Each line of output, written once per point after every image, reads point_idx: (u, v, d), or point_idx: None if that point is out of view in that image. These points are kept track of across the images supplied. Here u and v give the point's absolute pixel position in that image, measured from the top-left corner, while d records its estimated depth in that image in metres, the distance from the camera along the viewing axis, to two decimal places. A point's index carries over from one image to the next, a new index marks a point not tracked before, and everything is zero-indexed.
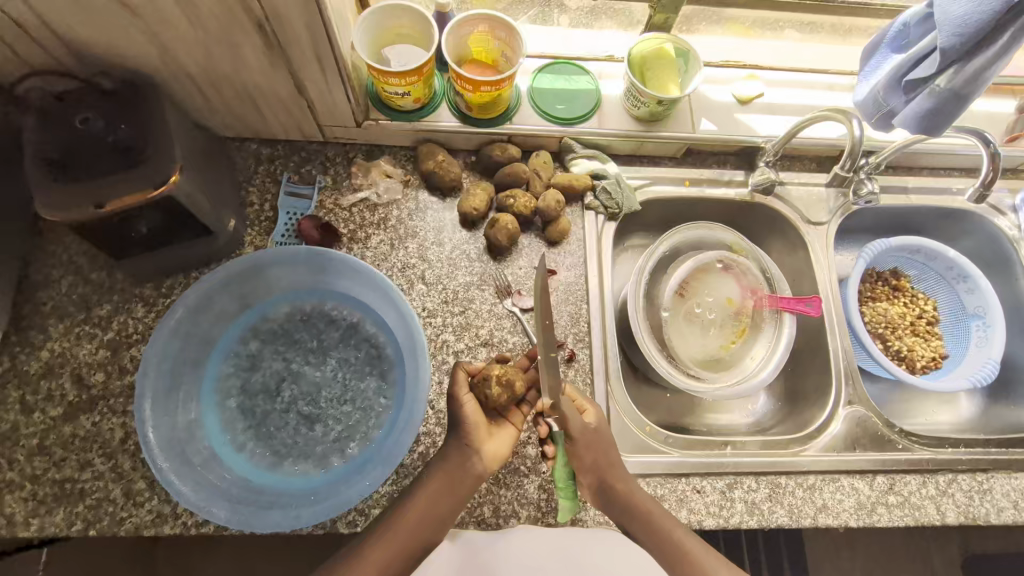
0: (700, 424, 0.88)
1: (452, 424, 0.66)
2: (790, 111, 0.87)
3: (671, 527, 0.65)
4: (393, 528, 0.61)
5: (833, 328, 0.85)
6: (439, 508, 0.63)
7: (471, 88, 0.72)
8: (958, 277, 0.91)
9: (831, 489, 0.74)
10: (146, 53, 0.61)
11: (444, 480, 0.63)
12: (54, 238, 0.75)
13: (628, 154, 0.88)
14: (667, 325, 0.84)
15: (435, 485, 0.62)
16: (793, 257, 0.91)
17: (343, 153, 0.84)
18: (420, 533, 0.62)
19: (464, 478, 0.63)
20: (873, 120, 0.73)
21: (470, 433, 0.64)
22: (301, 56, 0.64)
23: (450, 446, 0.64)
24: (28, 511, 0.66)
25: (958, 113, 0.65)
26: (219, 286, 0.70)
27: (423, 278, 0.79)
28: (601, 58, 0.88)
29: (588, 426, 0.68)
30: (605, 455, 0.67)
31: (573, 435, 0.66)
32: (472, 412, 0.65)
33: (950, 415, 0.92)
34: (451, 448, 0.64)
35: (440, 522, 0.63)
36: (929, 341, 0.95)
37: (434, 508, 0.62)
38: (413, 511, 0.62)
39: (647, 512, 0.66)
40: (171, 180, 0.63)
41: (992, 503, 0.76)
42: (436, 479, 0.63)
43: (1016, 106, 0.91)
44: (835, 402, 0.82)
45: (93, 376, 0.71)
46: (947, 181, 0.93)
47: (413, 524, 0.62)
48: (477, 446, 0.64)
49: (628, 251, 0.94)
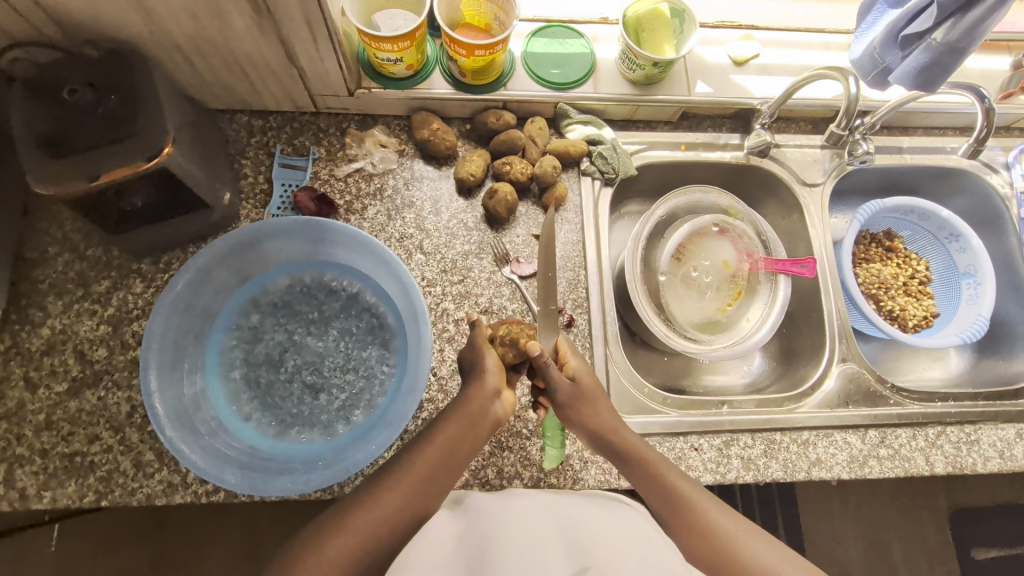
0: (698, 385, 0.90)
1: (472, 368, 0.65)
2: (785, 72, 0.87)
3: (672, 475, 0.63)
4: (410, 472, 0.58)
5: (827, 290, 0.86)
6: (457, 452, 0.61)
7: (464, 52, 0.71)
8: (950, 236, 0.92)
9: (825, 444, 0.76)
10: (131, 19, 0.59)
11: (464, 421, 0.61)
12: (47, 216, 0.75)
13: (624, 119, 0.87)
14: (664, 289, 0.85)
15: (454, 427, 0.61)
16: (788, 220, 0.92)
17: (337, 124, 0.83)
18: (436, 479, 0.59)
19: (483, 422, 0.62)
20: (869, 78, 0.73)
21: (491, 376, 0.63)
22: (290, 21, 0.63)
23: (470, 389, 0.63)
24: (39, 484, 0.67)
25: (954, 67, 0.65)
26: (218, 259, 0.70)
27: (421, 248, 0.79)
28: (595, 20, 0.87)
29: (580, 390, 0.66)
30: (599, 414, 0.65)
31: (561, 401, 0.66)
32: (492, 359, 0.64)
33: (940, 371, 0.94)
34: (470, 391, 0.63)
35: (456, 468, 0.61)
36: (921, 301, 0.96)
37: (452, 452, 0.60)
38: (429, 455, 0.60)
39: (644, 459, 0.64)
40: (165, 152, 0.62)
41: (979, 453, 0.78)
42: (456, 420, 0.61)
43: (1011, 63, 0.91)
44: (829, 360, 0.84)
45: (96, 352, 0.71)
46: (942, 140, 0.93)
47: (430, 469, 0.59)
48: (498, 391, 0.63)
49: (625, 217, 0.94)
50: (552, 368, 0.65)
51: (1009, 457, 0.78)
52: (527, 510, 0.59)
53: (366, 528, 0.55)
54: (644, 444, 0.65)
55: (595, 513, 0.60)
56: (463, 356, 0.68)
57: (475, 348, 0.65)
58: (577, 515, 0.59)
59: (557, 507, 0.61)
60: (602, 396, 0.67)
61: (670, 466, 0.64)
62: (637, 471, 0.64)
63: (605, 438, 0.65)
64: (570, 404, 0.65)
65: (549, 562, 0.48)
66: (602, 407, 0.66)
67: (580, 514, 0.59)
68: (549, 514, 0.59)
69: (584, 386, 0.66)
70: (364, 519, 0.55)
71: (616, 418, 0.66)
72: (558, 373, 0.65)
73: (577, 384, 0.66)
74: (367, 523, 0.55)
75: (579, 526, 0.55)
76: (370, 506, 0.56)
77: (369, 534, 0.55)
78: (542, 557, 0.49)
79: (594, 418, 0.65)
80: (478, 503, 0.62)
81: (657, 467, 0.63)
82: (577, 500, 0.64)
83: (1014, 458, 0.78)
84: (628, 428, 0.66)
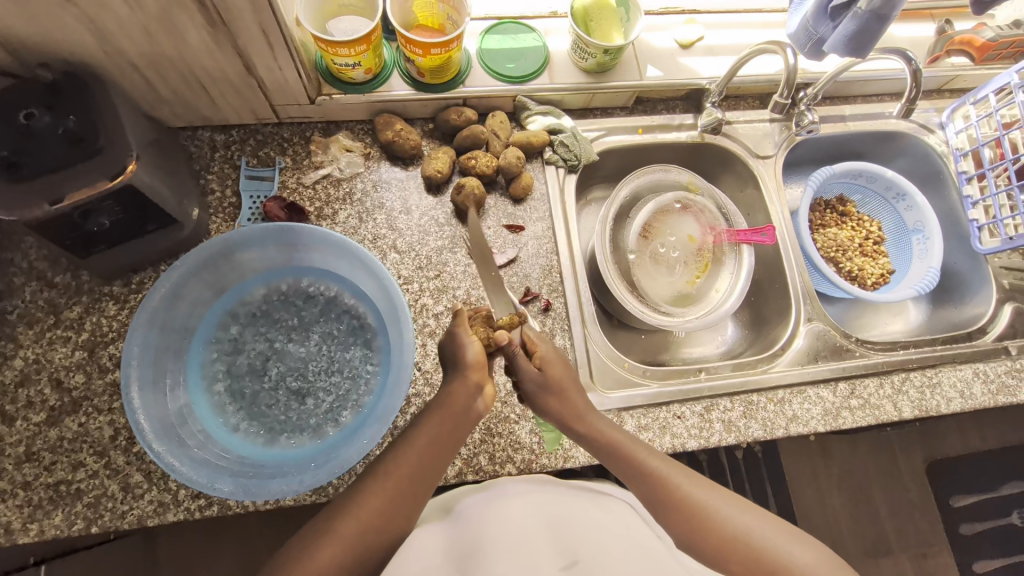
0: (676, 358, 0.93)
1: (454, 362, 0.64)
2: (729, 52, 0.91)
3: (638, 456, 0.65)
4: (395, 472, 0.59)
5: (788, 256, 0.91)
6: (439, 450, 0.61)
7: (421, 52, 0.73)
8: (897, 196, 0.98)
9: (800, 400, 0.79)
10: (84, 38, 0.60)
11: (447, 417, 0.61)
12: (10, 246, 0.73)
13: (582, 108, 0.90)
14: (635, 268, 0.88)
15: (434, 425, 0.61)
16: (745, 192, 0.97)
17: (300, 133, 0.84)
18: (421, 476, 0.60)
19: (467, 416, 0.63)
20: (806, 50, 0.78)
21: (474, 371, 0.63)
22: (244, 32, 0.63)
23: (452, 384, 0.63)
24: (24, 517, 0.65)
25: (882, 32, 0.70)
26: (192, 273, 0.70)
27: (395, 247, 0.80)
28: (545, 15, 0.89)
29: (546, 377, 0.66)
30: (567, 402, 0.66)
31: (530, 390, 0.67)
32: (474, 351, 0.63)
33: (902, 324, 0.99)
34: (450, 388, 0.63)
35: (439, 466, 0.61)
36: (877, 260, 1.01)
37: (437, 447, 0.61)
38: (411, 454, 0.60)
39: (615, 444, 0.65)
40: (129, 168, 0.62)
41: (942, 394, 0.82)
42: (438, 417, 0.61)
43: (935, 29, 0.97)
44: (796, 320, 0.88)
45: (73, 378, 0.70)
46: (881, 106, 0.98)
47: (412, 469, 0.60)
48: (481, 386, 0.63)
49: (592, 203, 0.98)
50: (520, 356, 0.67)
51: (969, 396, 0.82)
52: (516, 504, 0.62)
53: (357, 530, 0.56)
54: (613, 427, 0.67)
55: (583, 507, 0.64)
56: (444, 347, 0.67)
57: (457, 340, 0.65)
58: (563, 508, 0.62)
59: (544, 497, 0.64)
60: (573, 384, 0.67)
61: (642, 446, 0.66)
62: (611, 457, 0.65)
63: (570, 425, 0.66)
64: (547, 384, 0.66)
65: (540, 557, 0.53)
66: (571, 396, 0.66)
67: (567, 507, 0.63)
68: (536, 504, 0.62)
69: (552, 374, 0.66)
70: (353, 523, 0.56)
71: (585, 404, 0.67)
72: (526, 364, 0.67)
73: (545, 372, 0.66)
74: (355, 527, 0.56)
75: (566, 521, 0.59)
76: (359, 507, 0.57)
77: (358, 538, 0.56)
78: (532, 553, 0.54)
79: (563, 406, 0.66)
80: (467, 507, 0.63)
81: (634, 452, 0.65)
82: (567, 495, 0.66)
83: (974, 396, 0.83)
84: (595, 414, 0.67)
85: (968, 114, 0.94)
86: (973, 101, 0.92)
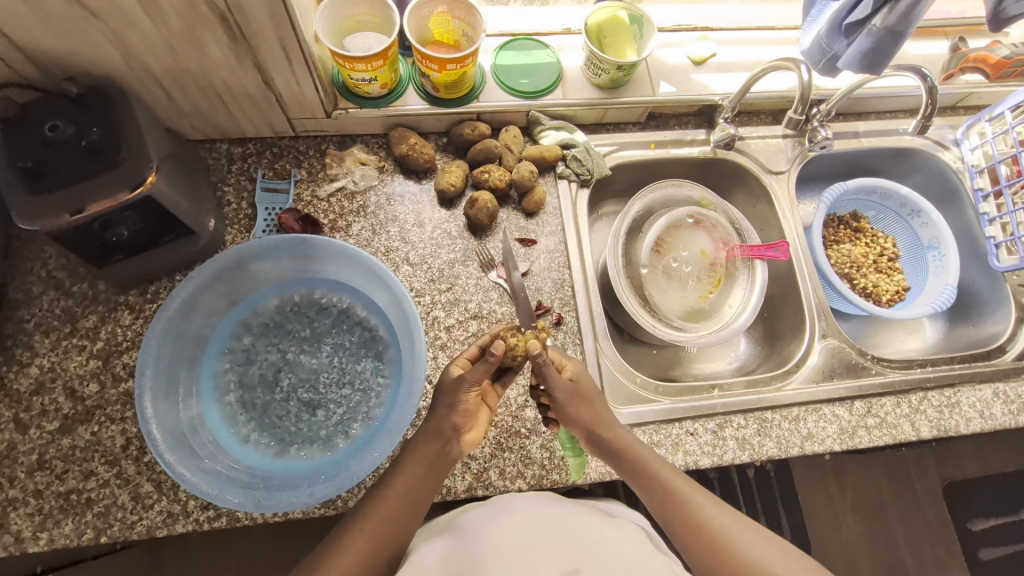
0: (688, 374, 0.92)
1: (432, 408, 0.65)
2: (742, 68, 0.92)
3: (667, 474, 0.64)
4: (375, 516, 0.59)
5: (802, 273, 0.90)
6: (419, 495, 0.61)
7: (437, 67, 0.74)
8: (911, 212, 0.97)
9: (815, 418, 0.78)
10: (108, 53, 0.61)
11: (423, 462, 0.62)
12: (29, 255, 0.74)
13: (594, 123, 0.91)
14: (647, 282, 0.88)
15: (411, 470, 0.62)
16: (757, 207, 0.96)
17: (316, 146, 0.85)
18: (400, 524, 0.59)
19: (444, 459, 0.63)
20: (820, 66, 0.78)
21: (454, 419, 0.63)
22: (265, 47, 0.64)
23: (429, 428, 0.63)
24: (35, 525, 0.65)
25: (897, 49, 0.70)
26: (207, 284, 0.71)
27: (407, 260, 0.80)
28: (559, 32, 0.91)
29: (578, 390, 0.67)
30: (595, 411, 0.67)
31: (560, 400, 0.66)
32: (468, 398, 0.64)
33: (918, 342, 0.98)
34: (427, 430, 0.63)
35: (419, 512, 0.61)
36: (892, 276, 1.00)
37: (415, 492, 0.61)
38: (390, 500, 0.60)
39: (634, 455, 0.65)
40: (148, 181, 0.63)
41: (960, 414, 0.81)
42: (414, 463, 0.62)
43: (948, 46, 0.97)
44: (810, 338, 0.87)
45: (87, 387, 0.71)
46: (894, 123, 0.98)
47: (392, 515, 0.59)
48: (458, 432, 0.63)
49: (604, 218, 0.98)
50: (552, 368, 0.66)
51: (989, 417, 0.81)
52: (522, 518, 0.61)
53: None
54: (637, 440, 0.67)
55: (588, 522, 0.62)
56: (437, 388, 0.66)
57: (455, 386, 0.63)
58: (567, 521, 0.61)
59: (550, 513, 0.63)
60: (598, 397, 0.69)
61: (660, 461, 0.65)
62: (628, 469, 0.65)
63: (598, 436, 0.66)
64: (571, 401, 0.66)
65: (541, 560, 0.54)
66: (598, 406, 0.67)
67: (572, 521, 0.61)
68: (540, 519, 0.61)
69: (583, 387, 0.67)
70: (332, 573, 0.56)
71: (611, 417, 0.68)
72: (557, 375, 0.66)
73: (577, 385, 0.67)
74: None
75: (575, 527, 0.60)
76: (335, 560, 0.57)
77: None
78: (532, 557, 0.54)
79: (593, 416, 0.66)
80: (468, 523, 0.63)
81: (648, 463, 0.65)
82: (574, 508, 0.66)
83: (994, 416, 0.81)
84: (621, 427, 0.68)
85: (984, 131, 0.93)
86: (989, 118, 0.92)
